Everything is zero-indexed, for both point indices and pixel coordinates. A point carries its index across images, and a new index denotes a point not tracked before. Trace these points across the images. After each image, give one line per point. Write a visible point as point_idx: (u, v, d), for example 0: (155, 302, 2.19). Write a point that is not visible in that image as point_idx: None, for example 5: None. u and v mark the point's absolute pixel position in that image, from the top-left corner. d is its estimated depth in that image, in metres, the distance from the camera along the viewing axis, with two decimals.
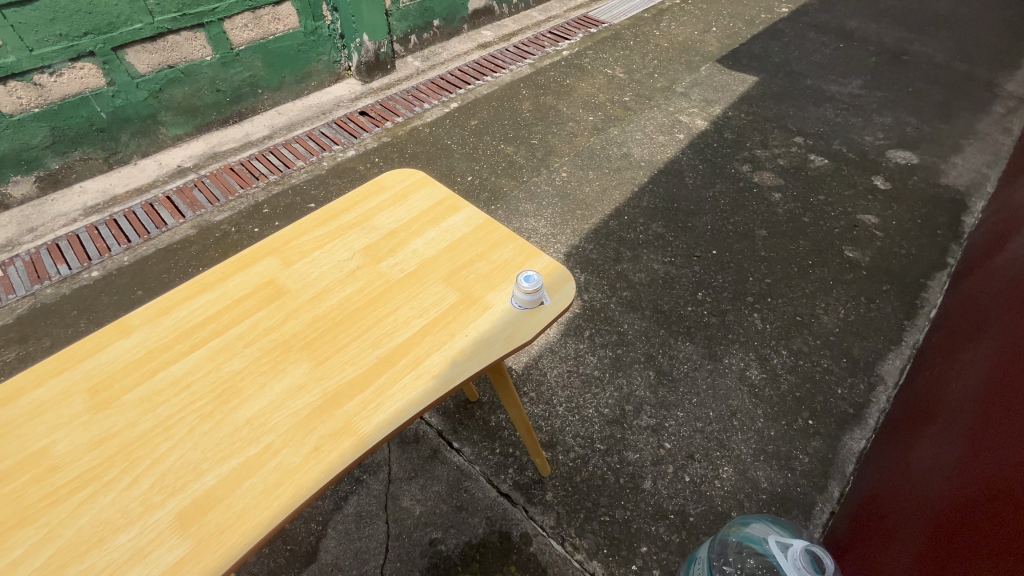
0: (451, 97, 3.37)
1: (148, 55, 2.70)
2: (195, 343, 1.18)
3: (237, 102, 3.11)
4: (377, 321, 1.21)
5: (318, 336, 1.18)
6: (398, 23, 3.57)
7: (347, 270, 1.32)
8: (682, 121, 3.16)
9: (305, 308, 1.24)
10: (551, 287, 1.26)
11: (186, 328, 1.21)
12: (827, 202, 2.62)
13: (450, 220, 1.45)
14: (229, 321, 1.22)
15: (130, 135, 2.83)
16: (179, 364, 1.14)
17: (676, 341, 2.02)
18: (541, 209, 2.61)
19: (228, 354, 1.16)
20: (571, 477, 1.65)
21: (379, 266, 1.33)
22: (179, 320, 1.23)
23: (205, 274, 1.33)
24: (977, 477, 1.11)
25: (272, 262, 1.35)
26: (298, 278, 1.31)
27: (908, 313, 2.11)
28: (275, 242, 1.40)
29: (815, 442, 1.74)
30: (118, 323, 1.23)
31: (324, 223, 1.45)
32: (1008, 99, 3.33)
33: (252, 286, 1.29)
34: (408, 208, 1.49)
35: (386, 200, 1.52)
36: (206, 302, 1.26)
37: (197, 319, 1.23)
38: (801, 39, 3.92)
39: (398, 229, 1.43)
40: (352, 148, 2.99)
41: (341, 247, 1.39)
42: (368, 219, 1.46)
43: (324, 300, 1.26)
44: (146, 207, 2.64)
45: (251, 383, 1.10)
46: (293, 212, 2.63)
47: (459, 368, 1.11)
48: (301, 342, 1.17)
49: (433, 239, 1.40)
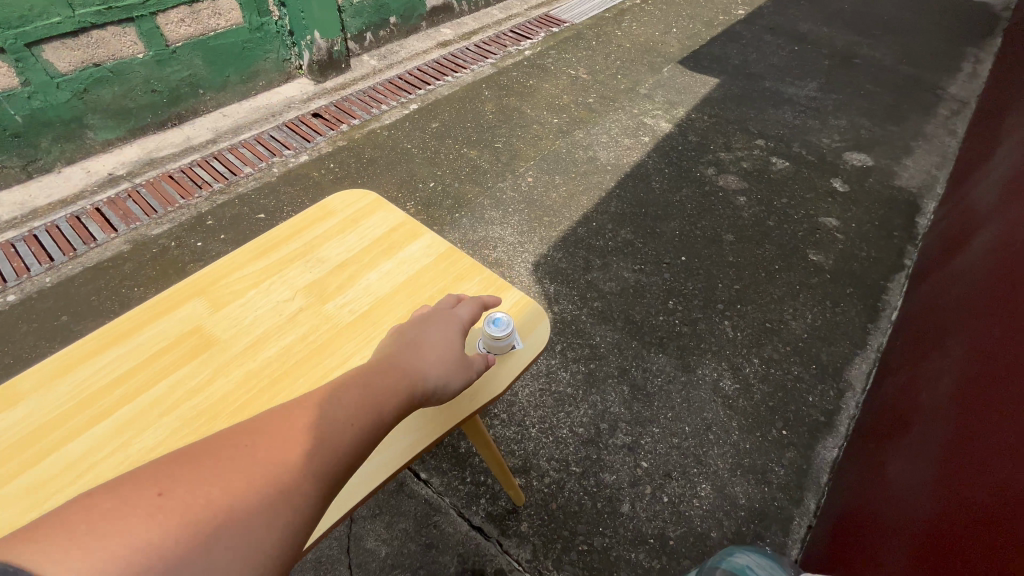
0: (410, 98, 3.22)
1: (69, 53, 2.45)
2: (100, 412, 1.01)
3: (175, 103, 2.87)
4: (324, 373, 1.07)
5: (251, 398, 1.04)
6: (351, 20, 3.40)
7: (288, 313, 1.19)
8: (647, 123, 3.13)
9: (236, 362, 1.09)
10: (524, 327, 1.20)
11: (88, 393, 1.04)
12: (791, 205, 2.64)
13: (407, 248, 1.33)
14: (143, 381, 1.06)
15: (52, 141, 2.56)
16: (78, 441, 0.97)
17: (649, 353, 1.97)
18: (507, 216, 2.52)
19: (140, 424, 1.00)
20: (546, 504, 1.57)
21: (326, 306, 1.20)
22: (80, 382, 1.06)
23: (115, 323, 1.17)
24: (962, 481, 1.08)
25: (198, 306, 1.19)
26: (228, 325, 1.16)
27: (871, 317, 2.14)
28: (203, 281, 1.25)
29: (789, 452, 1.72)
30: (3, 389, 1.04)
31: (261, 256, 1.32)
32: (952, 102, 3.47)
33: (174, 337, 1.14)
34: (359, 236, 1.37)
35: (334, 226, 1.39)
36: (116, 359, 1.10)
37: (105, 380, 1.06)
38: (759, 41, 3.99)
39: (348, 261, 1.31)
40: (305, 153, 2.81)
41: (281, 284, 1.25)
42: (313, 251, 1.33)
43: (260, 351, 1.11)
44: (72, 221, 2.39)
45: None
46: (240, 223, 2.44)
47: (420, 431, 1.04)
48: (230, 405, 1.02)
49: (388, 272, 1.28)
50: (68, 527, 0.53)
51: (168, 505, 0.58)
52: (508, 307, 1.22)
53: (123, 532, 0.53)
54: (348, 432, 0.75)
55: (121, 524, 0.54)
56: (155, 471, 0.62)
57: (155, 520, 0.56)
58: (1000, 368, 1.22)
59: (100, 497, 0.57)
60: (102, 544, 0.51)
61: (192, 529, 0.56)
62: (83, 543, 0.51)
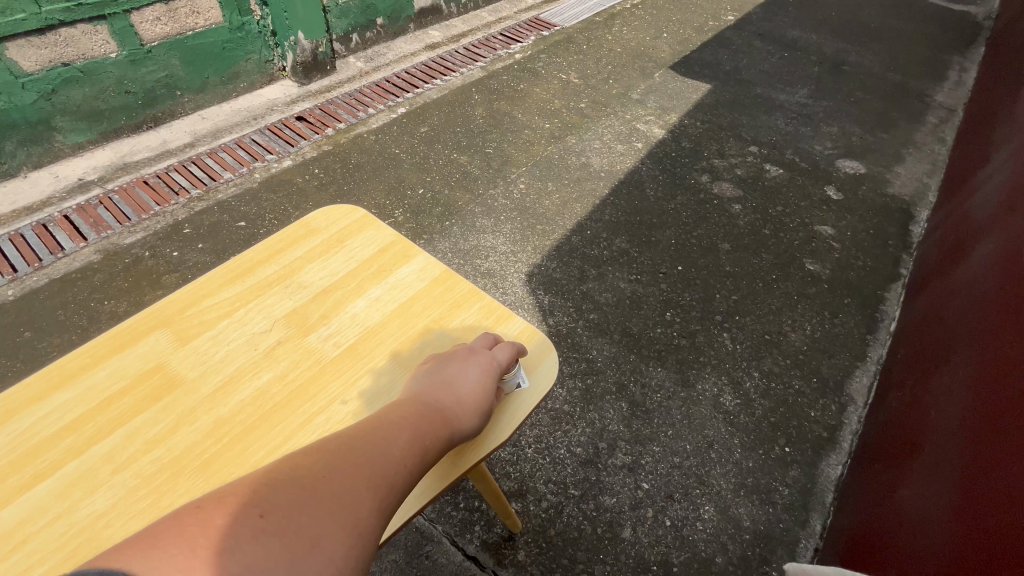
0: (398, 102, 3.13)
1: (35, 51, 2.32)
2: (45, 469, 0.91)
3: (151, 105, 2.74)
4: (305, 419, 0.99)
5: (219, 450, 0.94)
6: (337, 20, 3.31)
7: (264, 348, 1.10)
8: (640, 129, 3.08)
9: (203, 407, 1.00)
10: (531, 361, 1.12)
11: (31, 445, 0.94)
12: (786, 214, 2.61)
13: (397, 272, 1.25)
14: (96, 431, 0.96)
15: (18, 144, 2.42)
16: (17, 504, 0.87)
17: (648, 367, 1.91)
18: (499, 224, 2.45)
19: (91, 483, 0.90)
20: (544, 531, 1.50)
21: (307, 339, 1.12)
22: (24, 430, 0.95)
23: (65, 360, 1.06)
24: (977, 498, 1.05)
25: (161, 340, 1.09)
26: (195, 363, 1.06)
27: (870, 328, 2.11)
28: (167, 310, 1.15)
29: (793, 471, 1.67)
30: None
31: (235, 280, 1.22)
32: (940, 109, 3.49)
33: (132, 377, 1.04)
34: (345, 259, 1.28)
35: (317, 247, 1.30)
36: (63, 404, 0.99)
37: (51, 430, 0.96)
38: (749, 47, 3.98)
39: (333, 287, 1.22)
40: (288, 158, 2.70)
41: (257, 314, 1.16)
42: (293, 275, 1.24)
43: (230, 394, 1.02)
44: (39, 229, 2.25)
45: (123, 527, 0.85)
46: (219, 231, 2.33)
47: (419, 489, 0.94)
48: (196, 459, 0.93)
49: (376, 299, 1.19)
50: (184, 539, 0.58)
51: (263, 527, 0.61)
52: (512, 338, 1.14)
53: (227, 549, 0.58)
54: (403, 471, 0.77)
55: (225, 543, 0.58)
56: (252, 492, 0.65)
57: (253, 542, 0.59)
58: (1007, 380, 1.19)
59: (211, 511, 0.61)
60: (219, 560, 0.56)
61: (282, 554, 0.59)
62: (202, 555, 0.56)
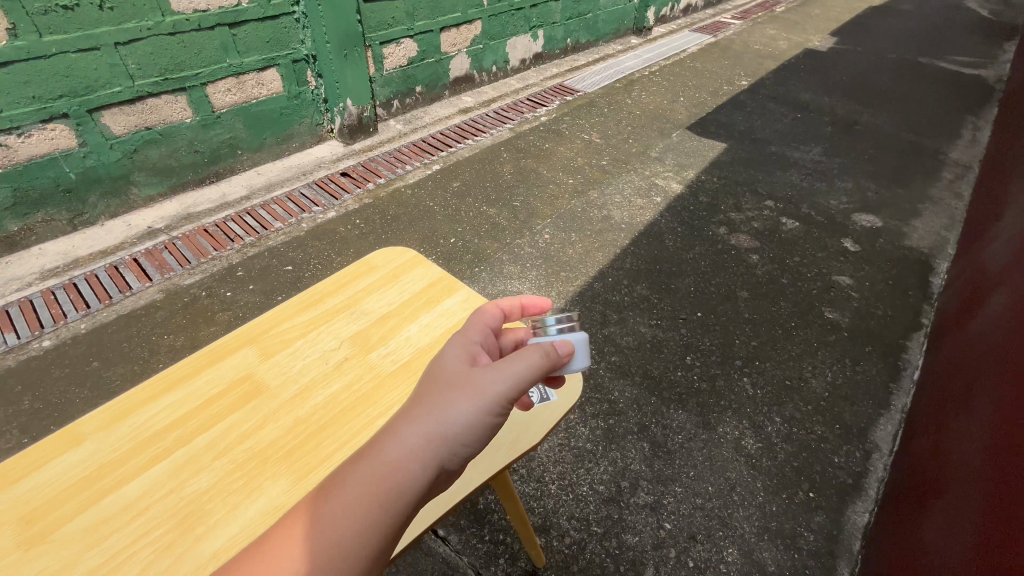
0: (433, 160, 3.42)
1: (124, 117, 2.67)
2: (155, 456, 1.04)
3: (215, 162, 3.07)
4: (368, 422, 1.10)
5: (300, 444, 1.06)
6: (381, 88, 3.69)
7: (334, 362, 1.23)
8: (658, 184, 3.27)
9: (285, 409, 1.13)
10: None
11: (144, 437, 1.07)
12: (803, 264, 2.69)
13: (444, 303, 1.39)
14: (197, 425, 1.09)
15: (99, 196, 2.74)
16: (134, 483, 0.99)
17: (668, 409, 1.96)
18: (525, 271, 2.60)
19: (195, 467, 1.02)
20: (567, 567, 1.53)
21: (370, 356, 1.25)
22: (138, 426, 1.09)
23: (169, 369, 1.21)
24: (993, 540, 1.06)
25: (249, 354, 1.24)
26: (277, 373, 1.20)
27: (893, 375, 2.12)
28: (253, 330, 1.30)
29: (818, 517, 1.67)
30: (67, 430, 1.08)
31: (307, 308, 1.38)
32: (955, 166, 3.58)
33: (226, 383, 1.18)
34: (400, 290, 1.43)
35: (376, 281, 1.46)
36: (170, 404, 1.13)
37: (161, 424, 1.09)
38: (763, 109, 4.21)
39: (390, 314, 1.36)
40: (333, 210, 2.96)
41: (328, 334, 1.30)
42: (356, 303, 1.39)
43: (308, 399, 1.15)
44: (110, 270, 2.51)
45: (220, 505, 0.96)
46: (268, 275, 2.54)
47: (465, 478, 1.07)
48: (280, 451, 1.05)
49: (427, 325, 1.33)
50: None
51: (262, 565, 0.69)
52: None
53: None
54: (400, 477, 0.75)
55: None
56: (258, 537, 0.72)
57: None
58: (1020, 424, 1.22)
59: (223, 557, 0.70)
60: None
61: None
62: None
